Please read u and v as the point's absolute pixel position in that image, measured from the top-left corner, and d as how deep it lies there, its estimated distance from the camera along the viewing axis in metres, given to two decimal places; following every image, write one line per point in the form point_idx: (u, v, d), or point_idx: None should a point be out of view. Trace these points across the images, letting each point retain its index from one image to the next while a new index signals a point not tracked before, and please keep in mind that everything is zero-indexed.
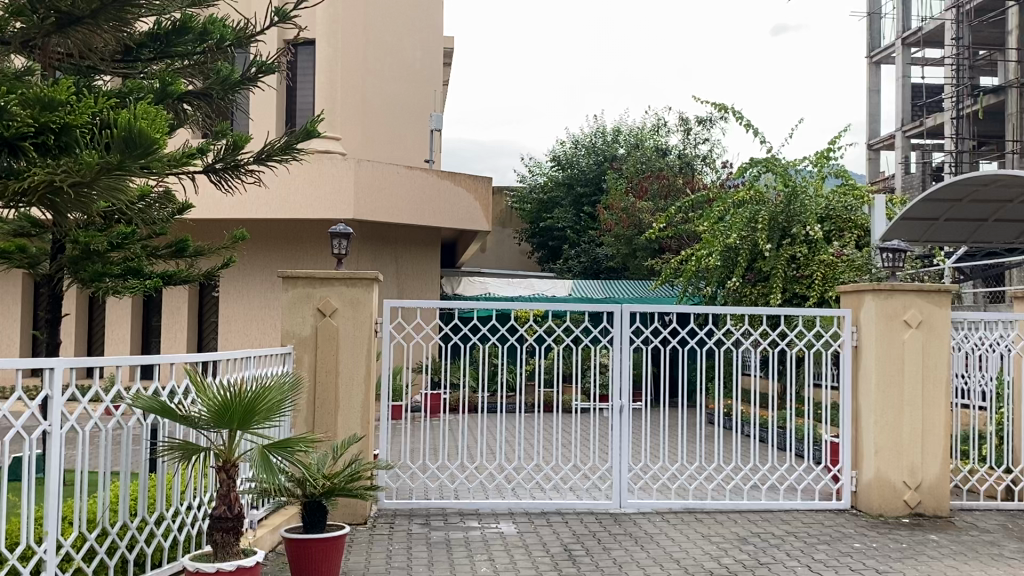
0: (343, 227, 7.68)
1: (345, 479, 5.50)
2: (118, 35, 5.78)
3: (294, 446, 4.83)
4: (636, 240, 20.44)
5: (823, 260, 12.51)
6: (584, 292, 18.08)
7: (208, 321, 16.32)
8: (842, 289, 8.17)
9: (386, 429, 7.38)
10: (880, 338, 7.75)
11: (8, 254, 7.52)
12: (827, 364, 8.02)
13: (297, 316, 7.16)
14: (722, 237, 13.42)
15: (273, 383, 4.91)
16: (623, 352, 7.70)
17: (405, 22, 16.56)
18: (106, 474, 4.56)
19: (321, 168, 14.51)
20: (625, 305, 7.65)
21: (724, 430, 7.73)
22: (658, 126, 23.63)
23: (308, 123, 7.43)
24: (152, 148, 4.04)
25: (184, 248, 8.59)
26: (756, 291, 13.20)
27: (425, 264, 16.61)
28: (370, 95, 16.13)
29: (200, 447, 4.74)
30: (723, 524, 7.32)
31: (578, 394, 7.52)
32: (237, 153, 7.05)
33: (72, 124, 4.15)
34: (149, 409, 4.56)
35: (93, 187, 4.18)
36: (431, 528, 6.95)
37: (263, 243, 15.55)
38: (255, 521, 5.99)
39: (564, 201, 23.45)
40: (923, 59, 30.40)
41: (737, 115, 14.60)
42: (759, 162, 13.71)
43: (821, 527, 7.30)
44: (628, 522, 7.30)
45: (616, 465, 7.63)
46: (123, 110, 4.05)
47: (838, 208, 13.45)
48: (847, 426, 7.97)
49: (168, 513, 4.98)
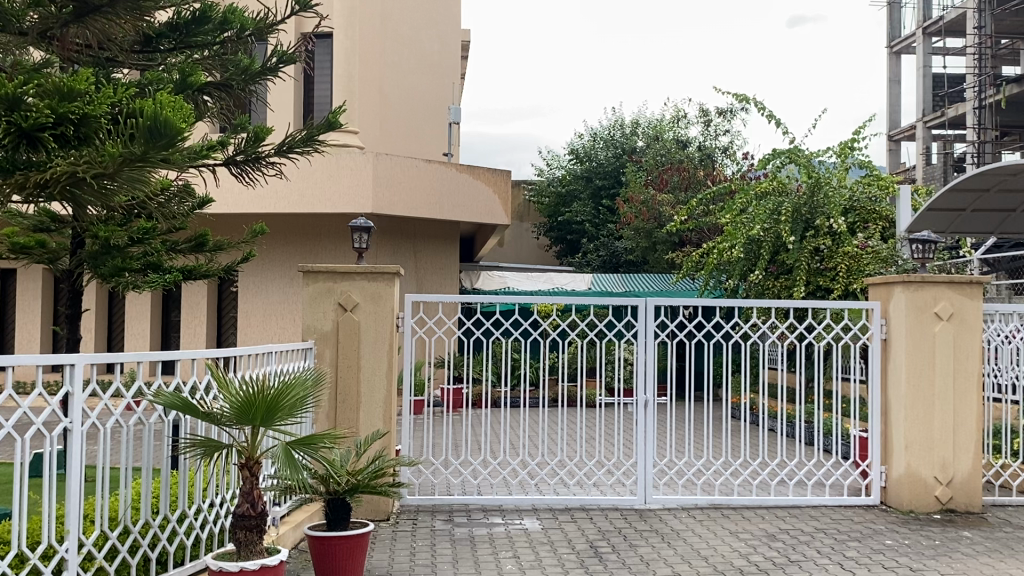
0: (364, 220, 7.57)
1: (369, 476, 5.43)
2: (138, 23, 5.66)
3: (318, 443, 4.74)
4: (656, 233, 20.30)
5: (847, 252, 12.38)
6: (605, 286, 17.95)
7: (228, 315, 16.29)
8: (871, 281, 8.03)
9: (408, 425, 7.29)
10: (910, 331, 7.59)
11: (29, 249, 7.57)
12: (855, 357, 7.86)
13: (318, 311, 7.07)
14: (745, 229, 13.25)
15: (296, 379, 4.83)
16: (647, 346, 7.55)
17: (423, 15, 16.46)
18: (128, 469, 4.48)
19: (339, 162, 14.45)
20: (650, 298, 7.52)
21: (750, 424, 7.57)
22: (677, 117, 23.43)
23: (330, 114, 7.33)
24: (176, 138, 3.91)
25: (203, 243, 8.53)
26: (780, 283, 13.08)
27: (444, 259, 16.53)
28: (388, 87, 16.02)
29: (222, 444, 4.66)
30: (751, 520, 7.20)
31: (603, 389, 7.38)
32: (258, 145, 6.96)
33: (92, 114, 4.01)
34: (171, 406, 4.46)
35: (115, 178, 4.07)
36: (454, 525, 6.87)
37: (281, 238, 15.51)
38: (277, 518, 5.90)
39: (582, 193, 23.31)
40: (945, 48, 30.06)
41: (759, 106, 14.48)
42: (781, 154, 13.44)
43: (851, 523, 7.17)
44: (654, 519, 7.19)
45: (641, 460, 7.52)
46: (145, 97, 3.90)
47: (863, 199, 13.19)
48: (877, 420, 7.82)
49: (191, 511, 4.91)
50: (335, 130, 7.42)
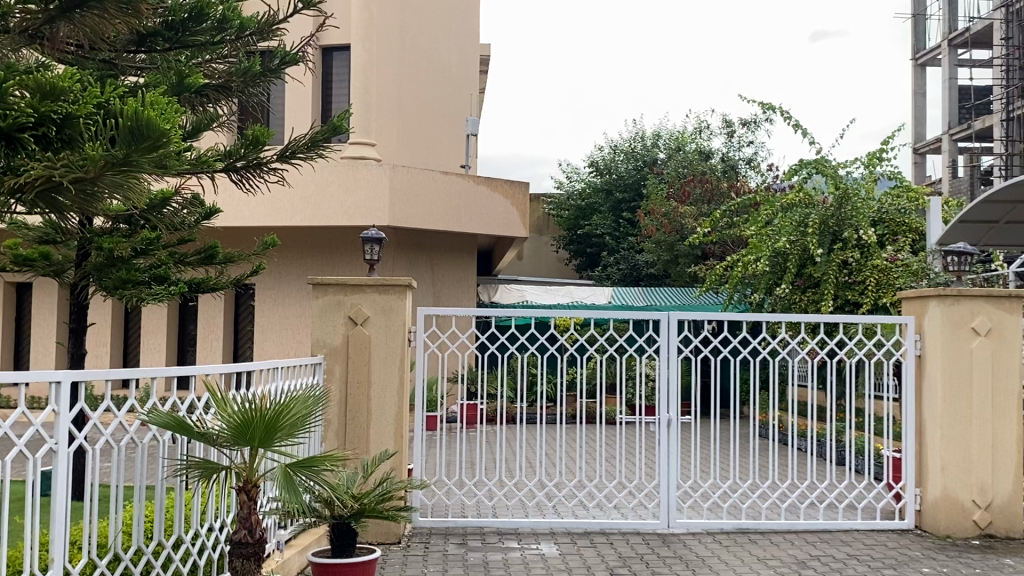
0: (376, 231, 7.31)
1: (376, 499, 5.26)
2: (130, 22, 5.19)
3: (319, 465, 4.46)
4: (678, 246, 19.94)
5: (876, 265, 12.05)
6: (626, 300, 17.62)
7: (244, 330, 16.08)
8: (905, 295, 7.67)
9: (421, 445, 7.00)
10: (946, 346, 7.25)
11: (32, 261, 7.48)
12: (888, 375, 7.50)
13: (328, 324, 6.81)
14: (770, 241, 12.97)
15: (299, 397, 4.59)
16: (670, 363, 7.26)
17: (444, 26, 16.23)
18: (121, 491, 4.20)
19: (356, 174, 14.26)
20: (673, 312, 7.23)
21: (778, 445, 7.21)
22: (700, 129, 23.13)
23: (336, 118, 7.13)
24: (161, 140, 3.62)
25: (212, 255, 8.30)
26: (807, 298, 12.75)
27: (462, 272, 16.26)
28: (406, 99, 15.86)
29: (220, 466, 4.41)
30: (780, 546, 6.86)
31: (623, 407, 7.05)
32: (258, 150, 6.78)
33: (76, 114, 3.73)
34: (165, 426, 4.16)
35: (98, 185, 3.77)
36: (469, 549, 6.58)
37: (298, 250, 15.34)
38: (282, 542, 5.65)
39: (603, 206, 23.06)
40: (971, 60, 29.65)
41: (784, 115, 14.16)
42: (809, 164, 13.12)
43: (885, 550, 6.81)
44: (678, 544, 6.86)
45: (664, 481, 7.20)
46: (130, 97, 3.62)
47: (891, 212, 12.84)
48: (911, 440, 7.46)
49: (188, 536, 4.62)
50: (341, 134, 7.21)
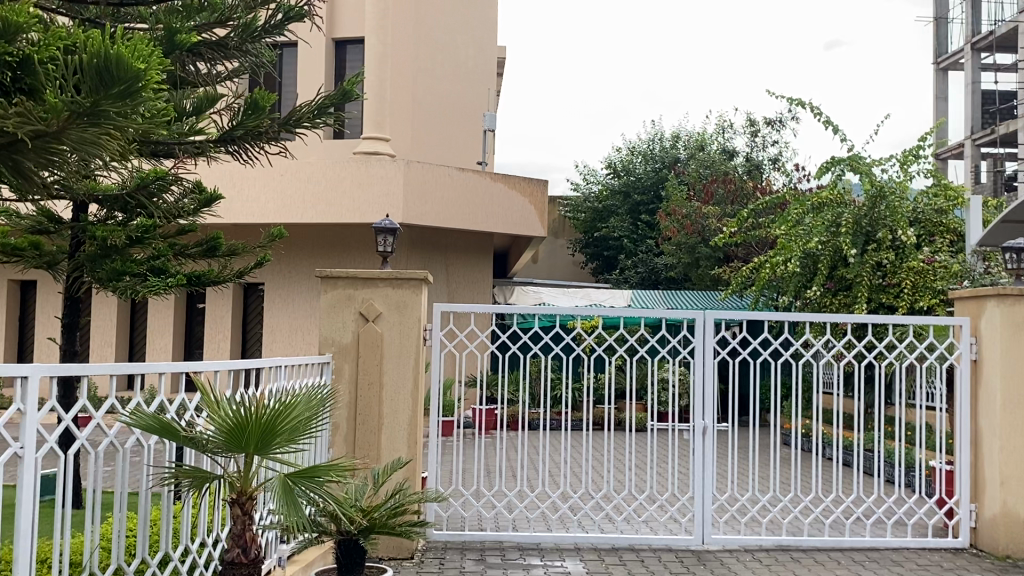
0: (389, 220, 6.73)
1: (386, 513, 4.83)
2: None
3: (322, 475, 3.92)
4: (700, 248, 19.36)
5: (912, 267, 11.44)
6: (646, 303, 17.10)
7: (252, 330, 15.57)
8: (957, 294, 7.10)
9: (436, 451, 6.46)
10: (1006, 349, 6.68)
11: (22, 250, 7.00)
12: (940, 381, 6.91)
13: (337, 321, 6.30)
14: (801, 241, 12.39)
15: (300, 397, 4.09)
16: (706, 367, 6.68)
17: (459, 19, 15.71)
18: (101, 501, 3.63)
19: (368, 169, 13.77)
20: (709, 311, 6.64)
21: (821, 458, 6.62)
22: (721, 128, 22.52)
23: (346, 82, 6.65)
24: (135, 87, 3.15)
25: (215, 247, 7.81)
26: (838, 301, 12.20)
27: (477, 273, 15.76)
28: (421, 94, 15.33)
29: (212, 475, 3.88)
30: (827, 566, 6.29)
31: (654, 414, 6.46)
32: (257, 116, 6.25)
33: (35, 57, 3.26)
34: (151, 429, 3.60)
35: (62, 140, 3.32)
36: (487, 565, 6.04)
37: (308, 249, 14.88)
38: (284, 557, 5.07)
39: (621, 208, 22.59)
40: (995, 65, 28.96)
41: (813, 111, 13.59)
42: (841, 160, 12.57)
43: (941, 571, 6.22)
44: (715, 562, 6.29)
45: (699, 493, 6.62)
46: (99, 33, 3.13)
47: (928, 212, 12.19)
48: (965, 451, 6.90)
49: (178, 552, 4.07)
50: (352, 102, 6.81)
